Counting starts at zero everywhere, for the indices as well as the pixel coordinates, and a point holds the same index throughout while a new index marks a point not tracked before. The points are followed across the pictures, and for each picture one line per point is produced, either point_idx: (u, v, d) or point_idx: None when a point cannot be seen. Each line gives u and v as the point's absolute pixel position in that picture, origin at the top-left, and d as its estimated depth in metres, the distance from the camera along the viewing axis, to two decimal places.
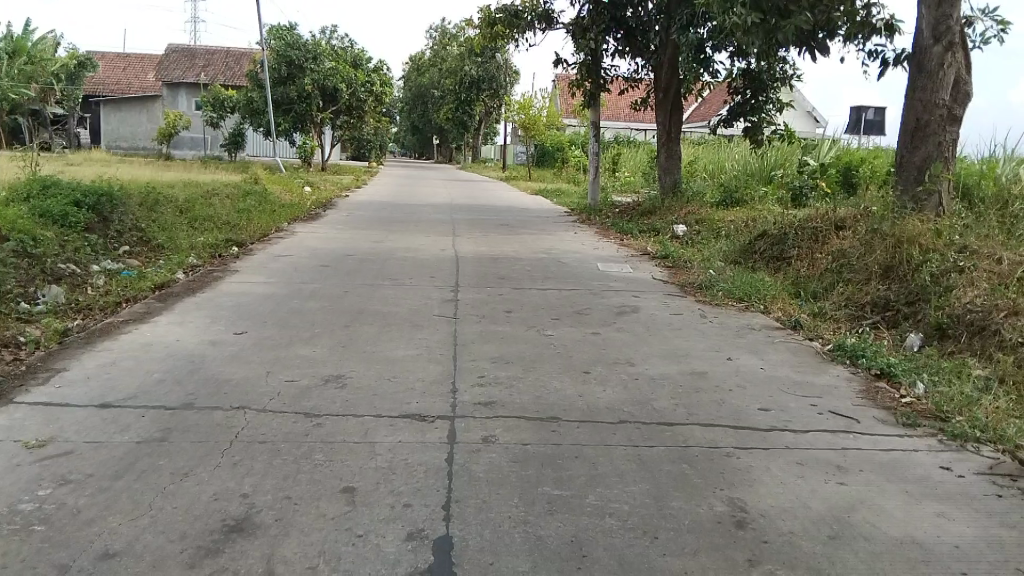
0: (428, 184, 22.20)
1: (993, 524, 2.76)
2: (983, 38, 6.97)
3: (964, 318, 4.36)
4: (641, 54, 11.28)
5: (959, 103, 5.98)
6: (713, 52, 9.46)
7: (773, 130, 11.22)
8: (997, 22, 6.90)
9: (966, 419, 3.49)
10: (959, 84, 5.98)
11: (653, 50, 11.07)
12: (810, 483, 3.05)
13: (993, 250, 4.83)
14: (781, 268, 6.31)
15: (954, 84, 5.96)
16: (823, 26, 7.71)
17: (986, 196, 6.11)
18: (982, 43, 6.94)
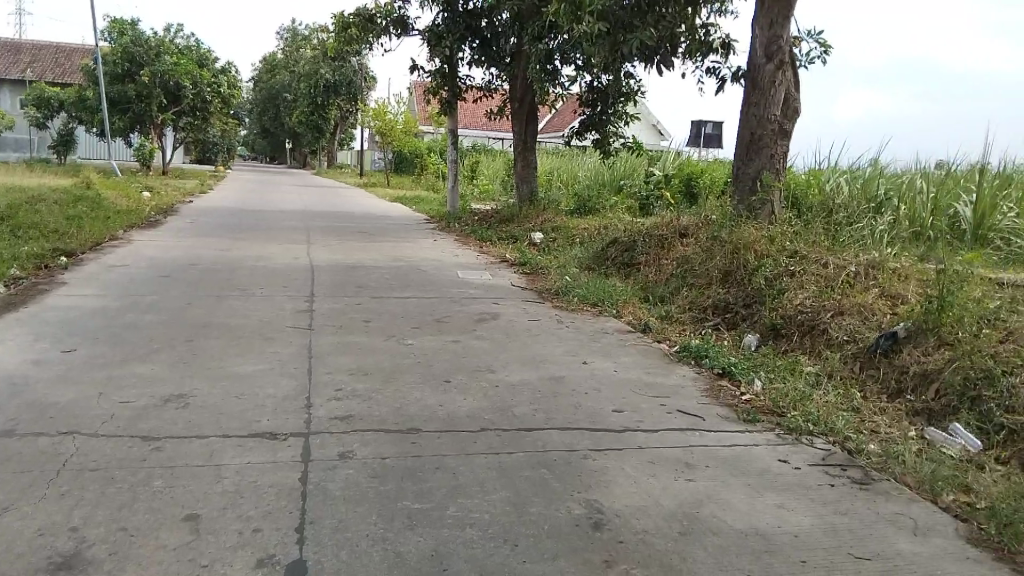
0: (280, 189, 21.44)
1: (826, 512, 2.97)
2: (807, 59, 7.56)
3: (795, 318, 4.69)
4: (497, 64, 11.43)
5: (789, 118, 6.45)
6: (561, 64, 9.74)
7: (620, 142, 11.63)
8: (819, 44, 7.50)
9: (800, 413, 3.74)
10: (788, 101, 6.45)
11: (507, 61, 11.18)
12: (661, 481, 3.16)
13: (820, 255, 5.22)
14: (630, 274, 6.55)
15: (784, 101, 6.42)
16: (666, 43, 8.10)
17: (812, 204, 6.59)
18: (806, 63, 7.52)
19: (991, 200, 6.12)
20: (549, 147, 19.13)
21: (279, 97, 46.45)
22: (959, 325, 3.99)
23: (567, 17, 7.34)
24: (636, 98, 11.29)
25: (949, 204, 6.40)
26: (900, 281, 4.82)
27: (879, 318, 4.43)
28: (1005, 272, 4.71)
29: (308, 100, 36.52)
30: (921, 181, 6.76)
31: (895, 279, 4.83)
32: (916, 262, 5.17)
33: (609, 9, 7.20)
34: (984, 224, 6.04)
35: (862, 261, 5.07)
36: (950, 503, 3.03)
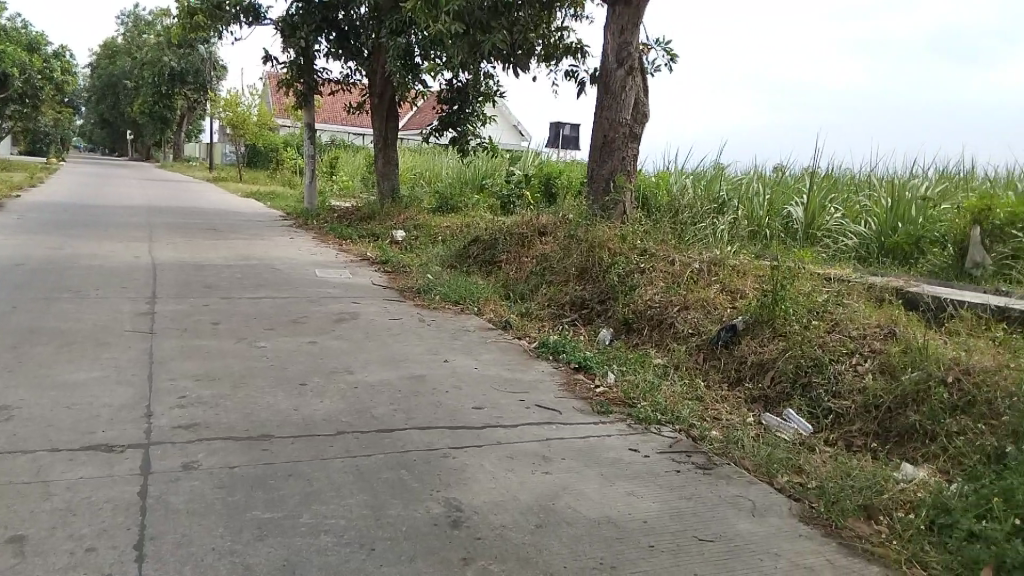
0: (120, 184, 20.02)
1: (673, 497, 3.12)
2: (655, 66, 7.91)
3: (645, 313, 4.90)
4: (354, 58, 11.20)
5: (639, 122, 6.73)
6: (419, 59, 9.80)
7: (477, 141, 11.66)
8: (666, 52, 7.87)
9: (649, 403, 3.91)
10: (638, 105, 6.73)
11: (365, 55, 11.09)
12: (519, 475, 3.20)
13: (668, 253, 5.46)
14: (491, 272, 6.62)
15: (634, 105, 6.69)
16: (521, 44, 8.24)
17: (660, 204, 6.87)
18: (655, 70, 7.86)
19: (819, 202, 6.60)
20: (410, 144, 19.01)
21: (121, 85, 43.40)
22: (790, 317, 4.27)
23: (424, 14, 7.31)
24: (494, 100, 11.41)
25: (783, 205, 6.85)
26: (739, 277, 5.10)
27: (721, 311, 4.68)
28: (830, 268, 5.08)
29: (153, 88, 34.36)
30: (758, 184, 7.22)
31: (734, 276, 5.10)
32: (754, 259, 5.48)
33: (466, 9, 7.23)
34: (815, 223, 6.49)
35: (706, 259, 5.33)
36: (784, 484, 3.26)
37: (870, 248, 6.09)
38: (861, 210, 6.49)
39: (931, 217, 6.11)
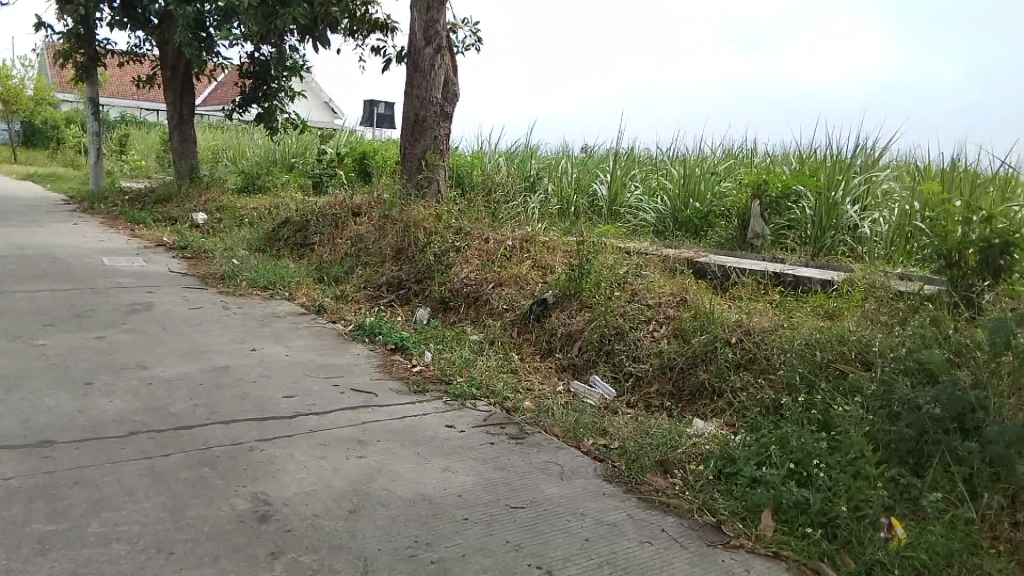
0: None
1: (487, 469, 3.20)
2: (463, 44, 7.97)
3: (461, 291, 4.95)
4: (142, 28, 10.38)
5: (449, 101, 6.77)
6: (216, 31, 9.17)
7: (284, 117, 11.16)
8: (473, 30, 7.94)
9: (465, 379, 3.98)
10: (448, 84, 6.74)
11: (155, 24, 10.22)
12: (331, 461, 3.14)
13: (483, 231, 5.53)
14: (303, 255, 6.42)
15: (444, 84, 6.70)
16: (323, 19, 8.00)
17: (473, 182, 6.92)
18: (464, 47, 7.91)
19: (621, 179, 6.95)
20: (210, 121, 17.91)
21: None
22: (595, 289, 4.49)
23: None
24: (299, 73, 10.93)
25: (589, 183, 7.15)
26: (548, 252, 5.26)
27: (532, 286, 4.83)
28: (630, 242, 5.36)
29: None
30: (564, 163, 7.47)
31: (544, 251, 5.26)
32: (564, 235, 5.72)
33: None
34: (618, 200, 6.86)
35: (517, 236, 5.43)
36: (590, 446, 3.45)
37: (667, 222, 6.47)
38: (657, 186, 6.84)
39: (717, 193, 6.46)
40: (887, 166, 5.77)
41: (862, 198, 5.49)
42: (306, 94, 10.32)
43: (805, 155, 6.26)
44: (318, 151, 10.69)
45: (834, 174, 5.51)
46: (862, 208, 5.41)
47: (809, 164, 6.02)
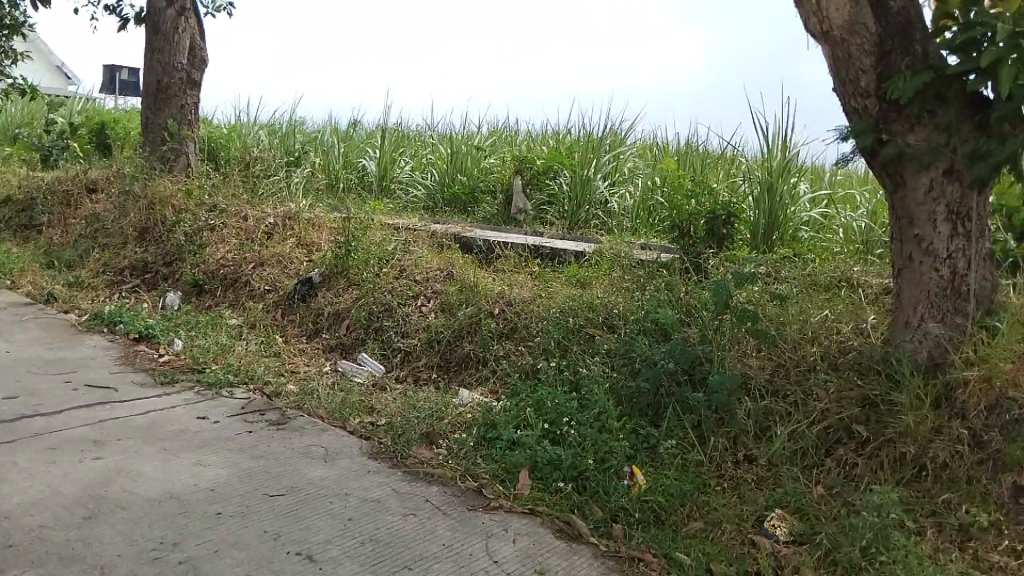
0: None
1: (243, 459, 3.06)
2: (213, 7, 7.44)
3: (218, 273, 4.70)
4: None
5: (197, 68, 6.30)
6: None
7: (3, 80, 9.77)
8: None
9: (220, 366, 3.77)
10: (195, 50, 6.28)
11: None
12: (62, 466, 2.84)
13: (240, 208, 5.26)
14: (28, 238, 5.71)
15: (190, 50, 6.24)
16: None
17: (230, 157, 6.58)
18: (213, 10, 7.40)
19: (390, 155, 6.90)
20: None
21: None
22: (362, 267, 4.45)
23: None
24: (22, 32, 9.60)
25: (357, 158, 7.03)
26: (315, 230, 5.06)
27: (297, 266, 4.68)
28: (398, 218, 5.35)
29: None
30: (329, 137, 7.30)
31: (309, 229, 5.06)
32: (331, 213, 5.45)
33: None
34: (387, 176, 6.79)
35: (280, 213, 5.22)
36: (355, 425, 3.41)
37: (436, 199, 6.51)
38: (427, 162, 6.91)
39: (484, 169, 6.64)
40: (631, 143, 6.13)
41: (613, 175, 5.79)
42: (29, 56, 9.14)
43: (562, 136, 6.52)
44: (47, 120, 9.53)
45: (585, 153, 5.76)
46: (612, 183, 5.69)
47: (565, 143, 6.28)
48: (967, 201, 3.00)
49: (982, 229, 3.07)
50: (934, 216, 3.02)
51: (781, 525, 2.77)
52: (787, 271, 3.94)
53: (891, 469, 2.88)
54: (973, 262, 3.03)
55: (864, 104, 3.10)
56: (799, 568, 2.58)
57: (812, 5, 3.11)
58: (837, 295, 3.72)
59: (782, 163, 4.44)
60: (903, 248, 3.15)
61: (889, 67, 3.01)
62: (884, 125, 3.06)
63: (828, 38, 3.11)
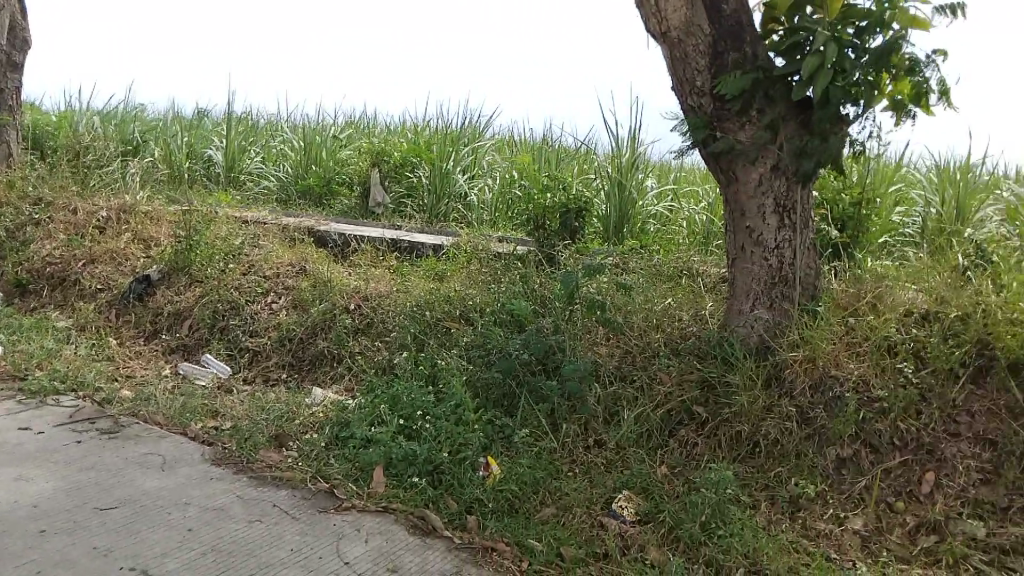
0: None
1: (71, 472, 2.83)
2: None
3: (43, 271, 4.42)
4: None
5: (17, 49, 5.82)
6: None
7: None
8: None
9: (45, 373, 3.48)
10: (15, 29, 5.76)
11: None
12: None
13: (69, 201, 5.00)
14: None
15: (10, 29, 5.72)
16: None
17: (57, 145, 6.16)
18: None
19: (238, 145, 6.61)
20: None
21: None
22: (207, 262, 4.30)
23: None
24: None
25: (203, 148, 6.70)
26: (151, 224, 4.84)
27: (133, 263, 4.47)
28: (246, 210, 5.19)
29: None
30: (173, 126, 6.92)
31: (146, 222, 4.83)
32: (168, 205, 5.24)
33: None
34: (235, 167, 6.51)
35: (114, 206, 4.97)
36: (197, 431, 3.24)
37: (288, 190, 6.31)
38: (278, 154, 6.71)
39: (339, 161, 6.46)
40: (489, 137, 6.15)
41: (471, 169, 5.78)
42: None
43: (420, 129, 6.44)
44: None
45: (444, 146, 5.72)
46: (470, 177, 5.66)
47: (423, 136, 6.20)
48: (791, 194, 3.21)
49: (805, 219, 3.29)
50: (764, 208, 3.21)
51: (627, 506, 2.87)
52: (632, 263, 4.05)
53: (728, 447, 3.05)
54: (797, 252, 3.25)
55: (700, 102, 3.25)
56: (645, 547, 2.68)
57: (651, 6, 3.21)
58: (679, 284, 3.88)
59: (631, 159, 4.60)
60: (736, 239, 3.33)
61: (721, 68, 3.17)
62: (718, 122, 3.22)
63: (666, 38, 3.22)
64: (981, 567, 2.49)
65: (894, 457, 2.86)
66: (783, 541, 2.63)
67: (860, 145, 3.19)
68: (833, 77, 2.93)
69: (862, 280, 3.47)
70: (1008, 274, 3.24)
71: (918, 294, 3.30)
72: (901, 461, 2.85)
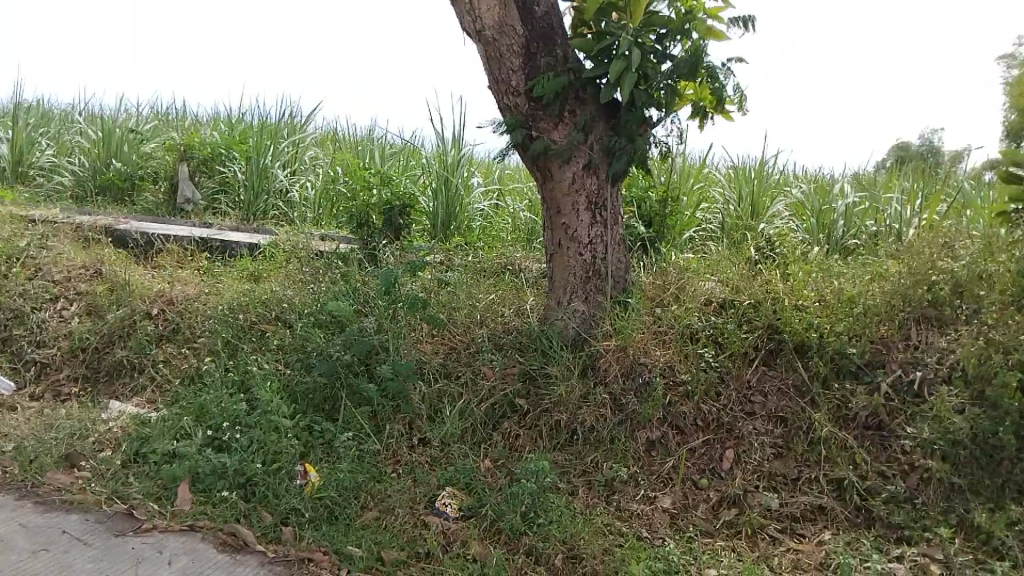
0: None
1: None
2: None
3: None
4: None
5: None
6: None
7: None
8: None
9: None
10: None
11: None
12: None
13: None
14: None
15: None
16: None
17: None
18: None
19: (27, 137, 6.06)
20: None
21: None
22: None
23: None
24: None
25: None
26: None
27: None
28: (33, 208, 4.70)
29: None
30: None
31: None
32: None
33: None
34: (22, 160, 5.95)
35: None
36: None
37: (85, 186, 5.80)
38: (73, 146, 6.13)
39: (142, 157, 5.93)
40: (310, 131, 5.94)
41: (290, 163, 5.53)
42: None
43: (235, 122, 6.10)
44: None
45: (261, 139, 5.41)
46: (289, 173, 5.44)
47: (238, 129, 5.87)
48: (602, 191, 3.32)
49: (616, 216, 3.41)
50: (577, 205, 3.29)
51: (451, 502, 2.84)
52: (455, 260, 4.06)
53: (548, 437, 3.11)
54: (609, 246, 3.37)
55: (515, 102, 3.26)
56: (467, 542, 2.65)
57: (465, 5, 3.17)
58: (502, 280, 3.90)
59: (457, 157, 4.59)
60: (553, 235, 3.39)
61: (534, 70, 3.19)
62: (532, 122, 3.26)
63: (481, 38, 3.20)
64: (776, 536, 2.68)
65: (697, 436, 3.05)
66: (598, 524, 2.70)
67: (662, 147, 3.36)
68: (637, 82, 3.07)
69: (667, 272, 3.65)
70: (794, 265, 3.53)
71: (716, 284, 3.51)
72: (704, 440, 3.04)
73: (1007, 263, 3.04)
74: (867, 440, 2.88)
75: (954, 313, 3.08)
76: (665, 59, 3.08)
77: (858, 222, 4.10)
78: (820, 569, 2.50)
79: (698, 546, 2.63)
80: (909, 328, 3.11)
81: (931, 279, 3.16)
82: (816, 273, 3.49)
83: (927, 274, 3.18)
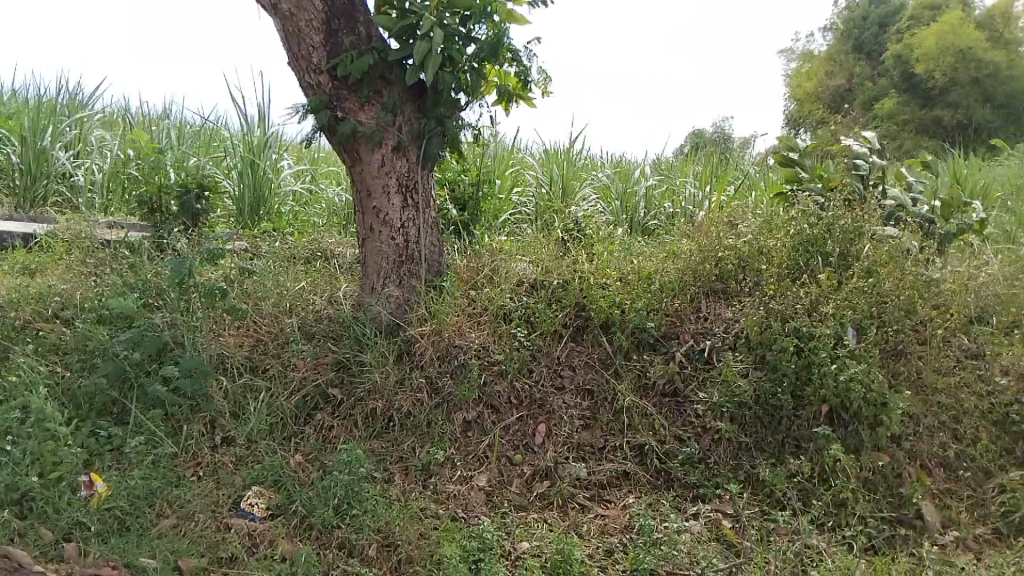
0: None
1: None
2: None
3: None
4: None
5: None
6: None
7: None
8: None
9: None
10: None
11: None
12: None
13: None
14: None
15: None
16: None
17: None
18: None
19: None
20: None
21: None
22: None
23: None
24: None
25: None
26: None
27: None
28: None
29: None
30: None
31: None
32: None
33: None
34: None
35: None
36: None
37: None
38: None
39: None
40: (97, 111, 5.45)
41: (75, 145, 5.05)
42: None
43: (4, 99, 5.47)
44: None
45: (37, 118, 4.91)
46: (73, 155, 4.96)
47: (9, 107, 5.27)
48: (413, 174, 3.25)
49: (427, 198, 3.36)
50: (388, 187, 3.20)
51: (258, 501, 2.68)
52: (258, 248, 3.90)
53: (363, 426, 3.02)
54: (421, 230, 3.33)
55: (318, 80, 3.06)
56: (274, 541, 2.52)
57: None
58: (312, 267, 3.77)
59: (262, 138, 4.38)
60: (364, 219, 3.28)
61: (336, 47, 3.02)
62: (337, 102, 3.07)
63: (278, 11, 2.97)
64: (585, 504, 2.77)
65: (512, 413, 3.09)
66: (413, 510, 2.65)
67: (472, 130, 3.37)
68: (443, 64, 2.99)
69: (481, 255, 3.68)
70: (599, 244, 3.69)
71: (527, 266, 3.59)
72: (518, 417, 3.09)
73: (783, 240, 3.31)
74: (665, 407, 3.06)
75: (738, 286, 3.35)
76: (469, 42, 3.02)
77: (656, 204, 4.34)
78: (625, 531, 2.61)
79: (511, 520, 2.66)
80: (699, 301, 3.35)
81: (718, 255, 3.39)
82: (618, 252, 3.66)
83: (716, 251, 3.40)
